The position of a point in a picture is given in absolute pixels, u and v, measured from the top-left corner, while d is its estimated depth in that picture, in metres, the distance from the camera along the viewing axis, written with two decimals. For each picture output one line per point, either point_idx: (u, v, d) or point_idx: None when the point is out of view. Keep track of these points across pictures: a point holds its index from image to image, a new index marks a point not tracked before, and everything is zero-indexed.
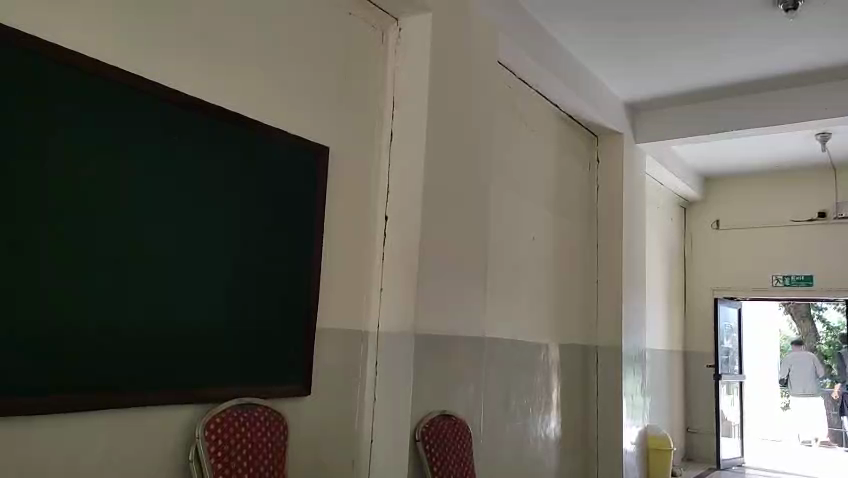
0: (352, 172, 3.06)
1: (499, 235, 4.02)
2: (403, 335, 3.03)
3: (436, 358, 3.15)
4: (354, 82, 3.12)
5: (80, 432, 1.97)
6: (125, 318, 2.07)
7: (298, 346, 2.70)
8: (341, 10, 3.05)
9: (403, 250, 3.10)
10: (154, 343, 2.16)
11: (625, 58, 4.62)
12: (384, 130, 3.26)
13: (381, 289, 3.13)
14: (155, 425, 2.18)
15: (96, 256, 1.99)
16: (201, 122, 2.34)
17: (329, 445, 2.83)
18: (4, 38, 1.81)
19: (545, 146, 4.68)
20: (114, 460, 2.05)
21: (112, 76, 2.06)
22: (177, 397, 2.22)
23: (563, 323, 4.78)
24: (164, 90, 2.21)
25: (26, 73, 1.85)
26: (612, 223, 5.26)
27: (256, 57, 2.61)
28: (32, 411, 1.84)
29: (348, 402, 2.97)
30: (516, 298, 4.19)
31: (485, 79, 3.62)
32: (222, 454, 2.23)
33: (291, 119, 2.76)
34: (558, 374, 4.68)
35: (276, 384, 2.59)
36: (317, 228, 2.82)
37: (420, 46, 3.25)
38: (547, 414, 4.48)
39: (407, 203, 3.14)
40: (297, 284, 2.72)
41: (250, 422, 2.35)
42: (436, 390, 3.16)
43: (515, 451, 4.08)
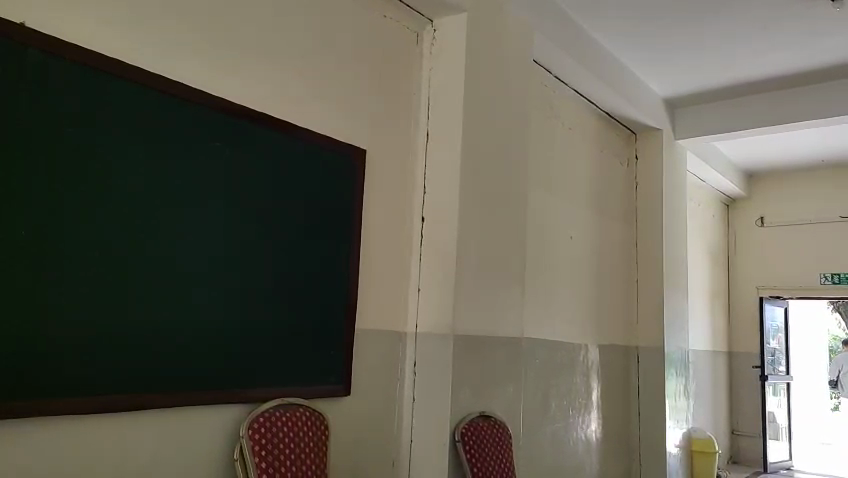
0: (388, 174, 3.08)
1: (536, 235, 3.99)
2: (441, 336, 3.03)
3: (475, 361, 3.14)
4: (390, 85, 3.14)
5: (125, 430, 2.02)
6: (166, 321, 2.12)
7: (337, 348, 2.73)
8: (376, 14, 3.07)
9: (440, 251, 3.10)
10: (199, 344, 2.22)
11: (664, 53, 4.53)
12: (419, 132, 3.27)
13: (419, 291, 3.14)
14: (201, 424, 2.24)
15: (144, 260, 2.06)
16: (241, 127, 2.40)
17: (368, 445, 2.87)
18: (58, 51, 1.89)
19: (582, 145, 4.63)
20: (162, 458, 2.11)
21: (152, 83, 2.11)
22: (222, 397, 2.27)
23: (602, 324, 4.72)
24: (202, 96, 2.26)
25: (71, 81, 1.91)
26: (653, 223, 5.17)
27: (293, 62, 2.66)
28: (79, 411, 1.89)
29: (388, 403, 2.99)
30: (555, 299, 4.15)
31: (521, 78, 3.60)
32: (266, 454, 2.27)
33: (328, 123, 2.80)
34: (598, 375, 4.62)
35: (316, 384, 2.63)
36: (355, 230, 2.86)
37: (455, 47, 3.24)
38: (587, 415, 4.43)
39: (443, 203, 3.14)
40: (337, 285, 2.76)
41: (292, 422, 2.39)
42: (476, 391, 3.15)
43: (555, 454, 4.05)
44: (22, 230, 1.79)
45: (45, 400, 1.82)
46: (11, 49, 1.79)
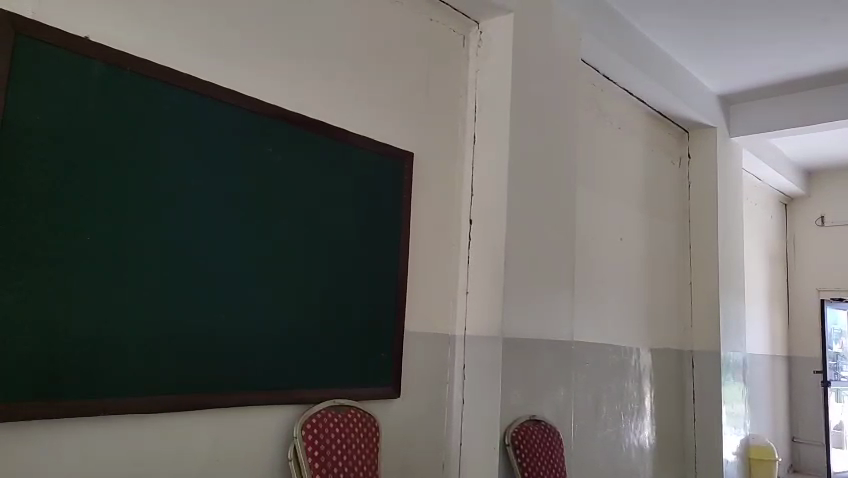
0: (436, 176, 3.09)
1: (586, 236, 3.93)
2: (490, 339, 3.01)
3: (525, 363, 3.11)
4: (437, 87, 3.15)
5: (183, 429, 2.08)
6: (221, 323, 2.18)
7: (386, 349, 2.75)
8: (422, 17, 3.08)
9: (488, 253, 3.09)
10: (252, 345, 2.27)
11: (717, 48, 4.40)
12: (466, 134, 3.27)
13: (468, 293, 3.13)
14: (255, 424, 2.29)
15: (199, 264, 2.12)
16: (291, 133, 2.44)
17: (418, 448, 2.87)
18: (118, 62, 1.96)
19: (632, 144, 4.54)
20: (218, 457, 2.17)
21: (206, 91, 2.18)
22: (275, 398, 2.32)
23: (655, 328, 4.61)
24: (254, 102, 2.32)
25: (131, 91, 1.98)
26: (707, 223, 5.02)
27: (341, 68, 2.70)
28: (140, 409, 1.96)
29: (437, 405, 3.00)
30: (606, 301, 4.08)
31: (569, 78, 3.56)
32: (318, 454, 2.30)
33: (376, 127, 2.82)
34: (651, 379, 4.51)
35: (366, 386, 2.65)
36: (402, 232, 2.87)
37: (501, 48, 3.23)
38: (640, 421, 4.34)
39: (491, 205, 3.12)
40: (385, 287, 2.77)
41: (344, 423, 2.42)
42: (526, 395, 3.12)
43: (607, 459, 3.97)
44: (87, 235, 1.86)
45: (109, 399, 1.90)
46: (75, 62, 1.87)
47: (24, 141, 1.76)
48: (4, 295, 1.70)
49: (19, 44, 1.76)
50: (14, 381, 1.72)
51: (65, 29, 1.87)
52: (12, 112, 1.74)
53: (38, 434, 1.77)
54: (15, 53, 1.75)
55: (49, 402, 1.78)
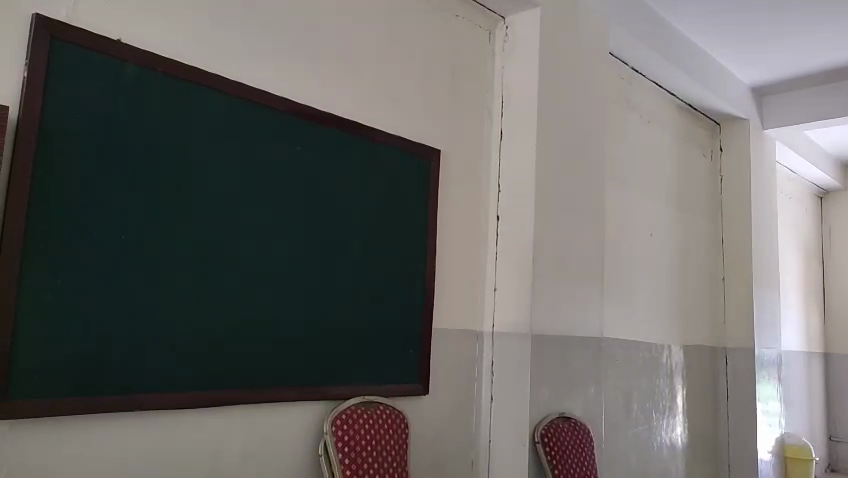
0: (463, 173, 3.08)
1: (615, 231, 3.89)
2: (519, 335, 3.00)
3: (554, 360, 3.09)
4: (463, 83, 3.14)
5: (217, 424, 2.12)
6: (252, 321, 2.21)
7: (415, 346, 2.75)
8: (448, 13, 3.08)
9: (516, 249, 3.07)
10: (282, 342, 2.29)
11: (749, 39, 4.31)
12: (493, 130, 3.26)
13: (496, 290, 3.12)
14: (287, 420, 2.31)
15: (230, 263, 2.15)
16: (320, 131, 2.46)
17: (447, 445, 2.88)
18: (151, 65, 1.99)
19: (662, 138, 4.47)
20: (250, 453, 2.20)
21: (235, 90, 2.20)
22: (306, 394, 2.35)
23: (687, 324, 4.54)
24: (282, 101, 2.34)
25: (163, 93, 2.02)
26: (740, 217, 4.93)
27: (368, 66, 2.70)
28: (175, 405, 1.99)
29: (466, 402, 3.00)
30: (636, 297, 4.03)
31: (597, 71, 3.52)
32: (349, 450, 2.33)
33: (403, 125, 2.83)
34: (683, 376, 4.45)
35: (395, 383, 2.66)
36: (430, 229, 2.87)
37: (528, 43, 3.21)
38: (672, 419, 4.28)
39: (519, 201, 3.10)
40: (414, 284, 2.78)
41: (373, 420, 2.44)
42: (556, 392, 3.10)
43: (639, 456, 3.93)
44: (121, 235, 1.90)
45: (146, 395, 1.94)
46: (110, 65, 1.91)
47: (60, 142, 1.80)
48: (43, 294, 1.75)
49: (54, 47, 1.80)
50: (53, 378, 1.76)
51: (99, 32, 1.90)
52: (50, 116, 1.78)
53: (77, 428, 1.82)
54: (50, 57, 1.79)
55: (88, 397, 1.82)
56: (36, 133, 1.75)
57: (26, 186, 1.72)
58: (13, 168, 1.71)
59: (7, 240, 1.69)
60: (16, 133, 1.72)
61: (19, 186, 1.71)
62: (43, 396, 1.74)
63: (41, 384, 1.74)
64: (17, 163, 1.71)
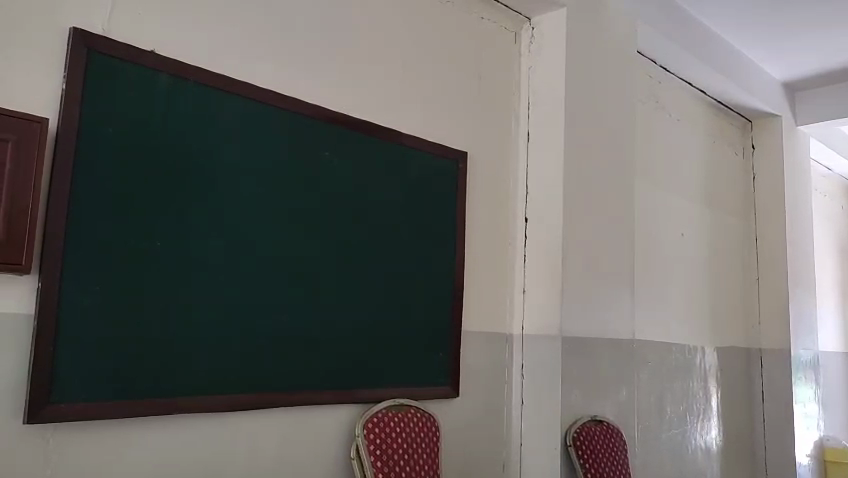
0: (490, 175, 3.08)
1: (645, 231, 3.84)
2: (549, 338, 2.98)
3: (585, 363, 3.06)
4: (489, 85, 3.13)
5: (251, 427, 2.15)
6: (284, 325, 2.23)
7: (445, 349, 2.76)
8: (473, 16, 3.08)
9: (546, 251, 3.05)
10: (313, 346, 2.31)
11: (780, 34, 4.22)
12: (520, 131, 3.25)
13: (524, 292, 3.11)
14: (319, 424, 2.33)
15: (261, 268, 2.18)
16: (349, 137, 2.48)
17: (478, 448, 2.88)
18: (184, 74, 2.03)
19: (691, 136, 4.40)
20: (284, 456, 2.22)
21: (265, 98, 2.23)
22: (338, 398, 2.36)
23: (720, 325, 4.46)
24: (311, 107, 2.36)
25: (195, 102, 2.06)
26: (773, 216, 4.83)
27: (395, 70, 2.72)
28: (210, 409, 2.02)
29: (496, 405, 2.99)
30: (668, 298, 3.98)
31: (625, 71, 3.48)
32: (381, 453, 2.35)
33: (429, 128, 2.83)
34: (717, 379, 4.37)
35: (426, 386, 2.67)
36: (459, 232, 2.87)
37: (554, 43, 3.19)
38: (706, 422, 4.21)
39: (548, 203, 3.09)
40: (443, 287, 2.78)
41: (405, 423, 2.45)
42: (587, 395, 3.07)
43: (673, 460, 3.87)
44: (157, 241, 1.94)
45: (182, 398, 1.97)
46: (144, 75, 1.95)
47: (98, 151, 1.84)
48: (84, 299, 1.79)
49: (91, 60, 1.85)
50: (94, 382, 1.80)
51: (133, 45, 1.95)
52: (88, 126, 1.83)
53: (116, 430, 1.86)
54: (87, 68, 1.84)
55: (127, 401, 1.86)
56: (75, 142, 1.79)
57: (67, 195, 1.77)
58: (53, 178, 1.75)
59: (49, 247, 1.73)
60: (56, 143, 1.77)
61: (60, 195, 1.76)
62: (85, 400, 1.78)
63: (82, 389, 1.78)
64: (57, 174, 1.75)
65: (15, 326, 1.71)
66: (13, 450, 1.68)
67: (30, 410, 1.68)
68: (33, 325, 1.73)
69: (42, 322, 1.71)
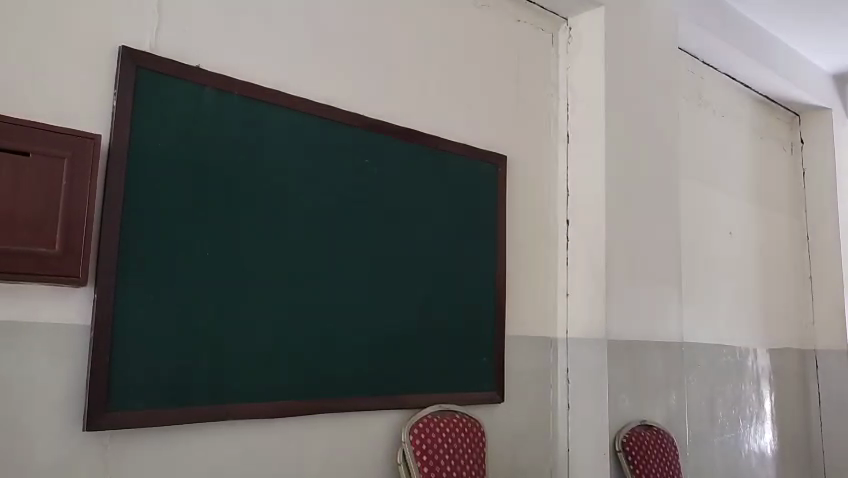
0: (530, 177, 3.05)
1: (691, 231, 3.76)
2: (595, 341, 2.94)
3: (632, 367, 3.01)
4: (527, 87, 3.11)
5: (300, 432, 2.17)
6: (330, 331, 2.26)
7: (488, 354, 2.74)
8: (510, 18, 3.07)
9: (589, 254, 3.01)
10: (358, 352, 2.33)
11: (828, 24, 4.08)
12: (559, 133, 3.22)
13: (568, 295, 3.07)
14: (366, 429, 2.35)
15: (306, 276, 2.21)
16: (389, 143, 2.49)
17: (524, 453, 2.85)
18: (228, 87, 2.08)
19: (737, 132, 4.29)
20: (332, 461, 2.24)
21: (306, 108, 2.26)
22: (384, 403, 2.37)
23: (772, 325, 4.33)
24: (352, 116, 2.38)
25: (239, 114, 2.10)
26: (826, 211, 4.66)
27: (433, 75, 2.72)
28: (259, 415, 2.06)
29: (542, 410, 2.96)
30: (717, 299, 3.88)
31: (666, 68, 3.41)
32: (427, 459, 2.36)
33: (469, 133, 2.83)
34: (770, 381, 4.23)
35: (471, 392, 2.66)
36: (500, 236, 2.85)
37: (593, 43, 3.15)
38: (760, 425, 4.08)
39: (590, 204, 3.05)
40: (486, 292, 2.77)
41: (450, 428, 2.45)
42: (636, 399, 3.01)
43: (725, 466, 3.76)
44: (205, 252, 1.98)
45: (233, 404, 2.01)
46: (190, 90, 2.00)
47: (148, 165, 1.89)
48: (137, 310, 1.84)
49: (140, 76, 1.90)
50: (148, 389, 1.85)
51: (179, 60, 2.00)
52: (138, 141, 1.89)
53: (170, 436, 1.91)
54: (136, 86, 1.90)
55: (180, 408, 1.90)
56: (126, 157, 1.85)
57: (119, 209, 1.82)
58: (107, 193, 1.81)
59: (104, 260, 1.79)
60: (109, 159, 1.83)
61: (113, 209, 1.81)
62: (140, 407, 1.84)
63: (138, 396, 1.83)
64: (110, 188, 1.81)
65: (73, 336, 1.76)
66: (74, 456, 1.74)
67: (90, 417, 1.74)
68: (90, 335, 1.78)
69: (98, 332, 1.77)
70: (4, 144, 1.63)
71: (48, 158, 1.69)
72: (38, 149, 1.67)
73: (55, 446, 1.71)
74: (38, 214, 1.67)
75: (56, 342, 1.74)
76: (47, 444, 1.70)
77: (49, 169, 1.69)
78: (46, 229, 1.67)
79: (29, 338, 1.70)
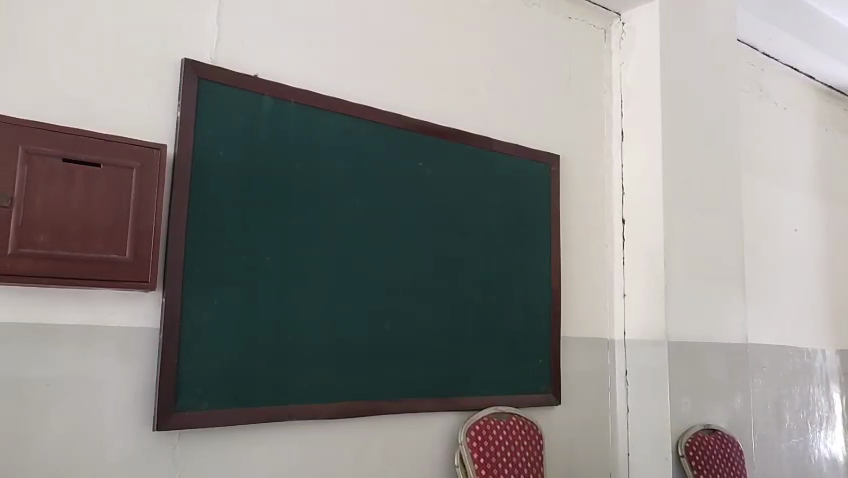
0: (584, 177, 3.01)
1: (753, 228, 3.63)
2: (654, 343, 2.87)
3: (695, 369, 2.92)
4: (579, 86, 3.07)
5: (358, 434, 2.20)
6: (386, 333, 2.28)
7: (544, 355, 2.71)
8: (561, 16, 3.03)
9: (647, 254, 2.95)
10: (414, 354, 2.34)
11: None
12: (613, 130, 3.16)
13: (625, 296, 3.01)
14: (423, 430, 2.36)
15: (362, 279, 2.23)
16: (441, 146, 2.50)
17: (582, 456, 2.82)
18: (284, 95, 2.12)
19: (801, 126, 4.12)
20: (391, 462, 2.27)
21: (360, 113, 2.29)
22: (440, 405, 2.38)
23: (843, 326, 4.14)
24: (405, 119, 2.40)
25: (296, 121, 2.14)
26: None
27: (484, 76, 2.71)
28: (319, 416, 2.10)
29: (600, 413, 2.91)
30: (782, 298, 3.74)
31: (725, 61, 3.31)
32: (485, 461, 2.36)
33: (521, 133, 2.81)
34: (841, 384, 4.05)
35: (526, 394, 2.64)
36: (554, 236, 2.82)
37: (648, 37, 3.08)
38: (830, 430, 3.92)
39: (647, 203, 2.98)
40: (540, 293, 2.74)
41: (507, 431, 2.44)
42: (699, 403, 2.93)
43: (793, 472, 3.63)
44: (266, 256, 2.03)
45: (294, 405, 2.05)
46: (249, 99, 2.05)
47: (210, 173, 1.95)
48: (202, 313, 1.90)
49: (201, 87, 1.96)
50: (214, 390, 1.91)
51: (238, 70, 2.06)
52: (201, 150, 1.94)
53: (234, 436, 1.96)
54: (199, 96, 1.96)
55: (244, 409, 1.96)
56: (190, 166, 1.91)
57: (184, 216, 1.89)
58: (172, 200, 1.87)
59: (171, 265, 1.85)
60: (174, 168, 1.89)
61: (178, 216, 1.88)
62: (206, 408, 1.89)
63: (204, 397, 1.89)
64: (175, 196, 1.87)
65: (142, 339, 1.83)
66: (144, 455, 1.80)
67: (159, 418, 1.80)
68: (157, 339, 1.85)
69: (166, 335, 1.83)
70: (77, 155, 1.70)
71: (117, 169, 1.76)
72: (108, 161, 1.74)
73: (127, 445, 1.78)
74: (108, 222, 1.73)
75: (126, 345, 1.81)
76: (119, 444, 1.77)
77: (118, 178, 1.76)
78: (116, 237, 1.74)
79: (102, 341, 1.77)
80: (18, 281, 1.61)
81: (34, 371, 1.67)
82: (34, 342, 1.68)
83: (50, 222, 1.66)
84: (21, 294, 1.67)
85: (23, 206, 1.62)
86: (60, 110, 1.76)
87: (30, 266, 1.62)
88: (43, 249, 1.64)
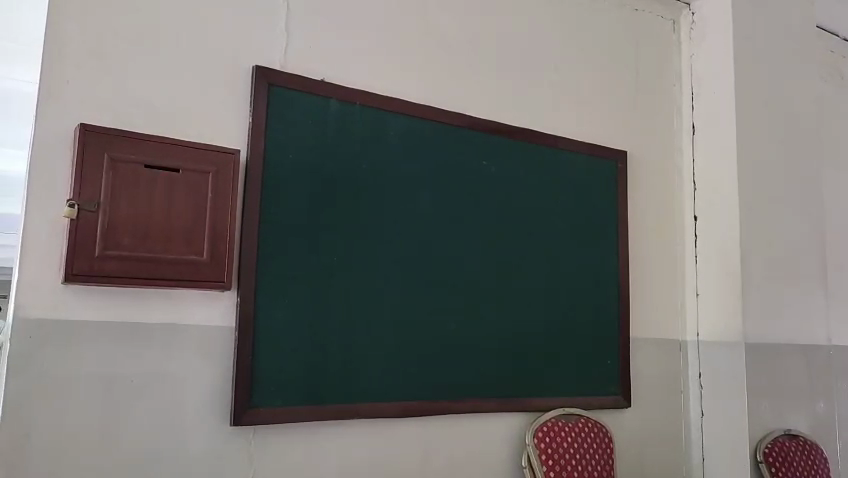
0: (653, 173, 2.93)
1: (837, 224, 3.44)
2: (729, 344, 2.76)
3: (774, 372, 2.80)
4: (647, 79, 2.99)
5: (426, 432, 2.22)
6: (452, 333, 2.28)
7: (612, 356, 2.66)
8: (627, 9, 2.96)
9: (721, 252, 2.84)
10: (480, 353, 2.33)
11: None
12: (683, 125, 3.06)
13: (698, 296, 2.92)
14: (490, 431, 2.35)
15: (428, 278, 2.25)
16: (506, 144, 2.48)
17: (653, 461, 2.74)
18: (350, 97, 2.15)
19: None
20: (457, 461, 2.27)
21: (424, 114, 2.30)
22: (507, 405, 2.37)
23: None
24: (468, 119, 2.40)
25: (362, 123, 2.17)
26: None
27: (549, 74, 2.68)
28: (387, 414, 2.12)
29: (672, 417, 2.83)
30: None
31: (804, 49, 3.15)
32: (552, 463, 2.35)
33: (586, 130, 2.75)
34: None
35: (595, 395, 2.59)
36: (621, 234, 2.76)
37: (720, 26, 2.97)
38: None
39: (720, 199, 2.87)
40: (607, 292, 2.69)
41: (575, 434, 2.42)
42: (779, 407, 2.80)
43: None
44: (334, 256, 2.07)
45: (362, 404, 2.08)
46: (317, 102, 2.09)
47: (282, 175, 2.00)
48: (274, 311, 1.95)
49: (272, 93, 2.02)
50: (286, 387, 1.96)
51: (306, 75, 2.11)
52: (271, 153, 2.00)
53: (306, 432, 2.01)
54: (270, 101, 2.01)
55: (315, 406, 2.00)
56: (261, 170, 1.97)
57: (256, 217, 1.94)
58: (246, 202, 1.93)
59: (245, 267, 1.91)
60: (247, 172, 1.95)
61: (251, 218, 1.93)
62: (279, 404, 1.95)
63: (277, 394, 1.94)
64: (248, 199, 1.93)
65: (219, 337, 1.90)
66: (222, 450, 1.87)
67: (235, 413, 1.86)
68: (233, 338, 1.91)
69: (241, 334, 1.89)
70: (158, 162, 1.79)
71: (195, 174, 1.84)
72: (186, 167, 1.82)
73: (206, 439, 1.85)
74: (187, 225, 1.81)
75: (204, 343, 1.88)
76: (198, 439, 1.84)
77: (195, 183, 1.83)
78: (195, 239, 1.82)
79: (182, 339, 1.85)
80: (107, 281, 1.69)
81: (121, 367, 1.76)
82: (121, 340, 1.77)
83: (134, 225, 1.74)
84: (109, 294, 1.76)
85: (110, 209, 1.72)
86: (141, 118, 1.84)
87: (117, 267, 1.71)
88: (129, 251, 1.73)
